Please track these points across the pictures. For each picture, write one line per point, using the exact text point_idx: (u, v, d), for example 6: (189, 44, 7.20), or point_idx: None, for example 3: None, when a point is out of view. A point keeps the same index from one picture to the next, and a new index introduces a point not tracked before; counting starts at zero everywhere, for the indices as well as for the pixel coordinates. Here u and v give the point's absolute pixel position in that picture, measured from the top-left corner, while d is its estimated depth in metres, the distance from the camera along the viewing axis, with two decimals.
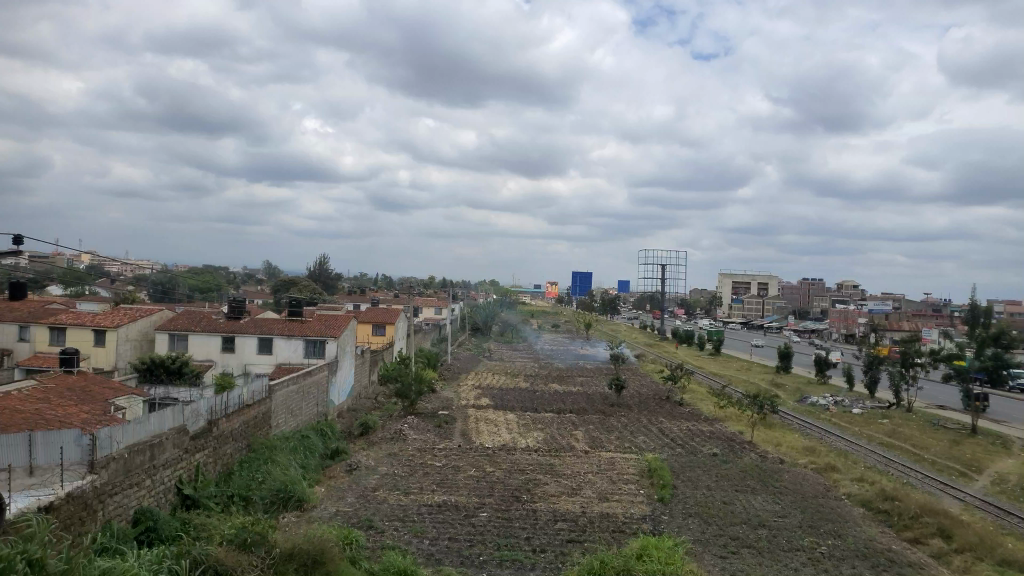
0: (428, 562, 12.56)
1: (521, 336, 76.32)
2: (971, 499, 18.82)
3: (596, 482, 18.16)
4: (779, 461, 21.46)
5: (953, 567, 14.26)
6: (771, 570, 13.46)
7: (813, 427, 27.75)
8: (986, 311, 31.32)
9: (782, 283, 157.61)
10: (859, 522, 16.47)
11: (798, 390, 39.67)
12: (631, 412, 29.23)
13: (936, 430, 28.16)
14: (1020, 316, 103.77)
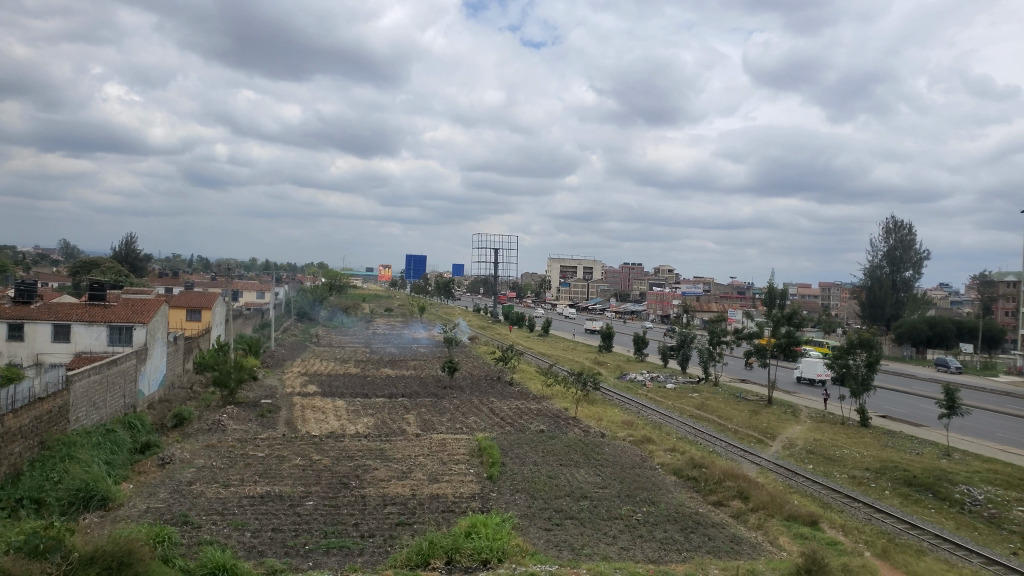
0: (250, 555, 12.06)
1: (352, 320, 74.82)
2: (766, 463, 20.87)
3: (426, 464, 18.24)
4: (600, 435, 22.64)
5: (749, 524, 15.76)
6: (591, 539, 14.20)
7: (632, 402, 29.55)
8: (782, 293, 34.53)
9: (606, 268, 166.06)
10: (671, 489, 17.76)
11: (619, 367, 42.03)
12: (462, 393, 29.70)
13: (738, 402, 30.97)
14: (807, 297, 116.30)
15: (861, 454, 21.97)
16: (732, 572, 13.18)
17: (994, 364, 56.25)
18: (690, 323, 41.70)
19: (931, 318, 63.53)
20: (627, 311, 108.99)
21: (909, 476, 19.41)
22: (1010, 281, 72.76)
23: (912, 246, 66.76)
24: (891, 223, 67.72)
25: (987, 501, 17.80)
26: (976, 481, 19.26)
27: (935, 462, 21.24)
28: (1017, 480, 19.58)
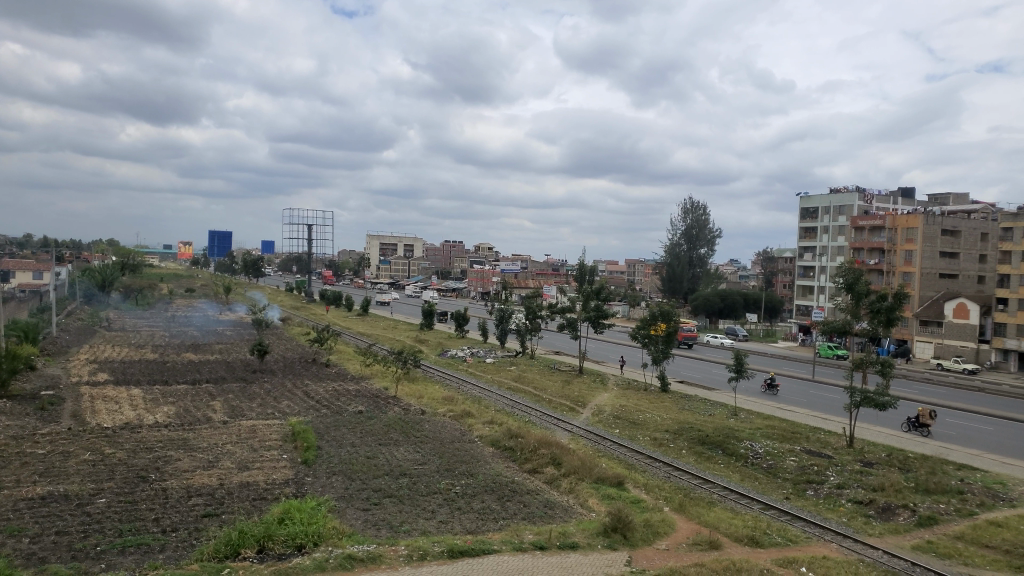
0: (29, 563, 10.86)
1: (150, 302, 69.15)
2: (578, 429, 21.97)
3: (235, 453, 17.36)
4: (420, 412, 22.70)
5: (561, 489, 16.53)
6: (410, 515, 14.23)
7: (452, 377, 29.96)
8: (592, 269, 36.24)
9: (426, 246, 166.13)
10: (488, 460, 18.19)
11: (439, 344, 42.38)
12: (274, 377, 28.60)
13: (552, 373, 32.37)
14: (615, 273, 123.40)
15: (662, 418, 23.71)
16: (546, 535, 13.81)
17: (773, 331, 63.00)
18: (507, 299, 42.77)
19: (722, 291, 69.79)
20: (448, 288, 109.79)
21: (702, 436, 21.24)
22: (787, 257, 81.64)
23: (706, 225, 72.64)
24: (689, 204, 73.14)
25: (765, 453, 19.94)
26: (757, 436, 21.50)
27: (724, 421, 23.42)
28: (789, 433, 22.12)
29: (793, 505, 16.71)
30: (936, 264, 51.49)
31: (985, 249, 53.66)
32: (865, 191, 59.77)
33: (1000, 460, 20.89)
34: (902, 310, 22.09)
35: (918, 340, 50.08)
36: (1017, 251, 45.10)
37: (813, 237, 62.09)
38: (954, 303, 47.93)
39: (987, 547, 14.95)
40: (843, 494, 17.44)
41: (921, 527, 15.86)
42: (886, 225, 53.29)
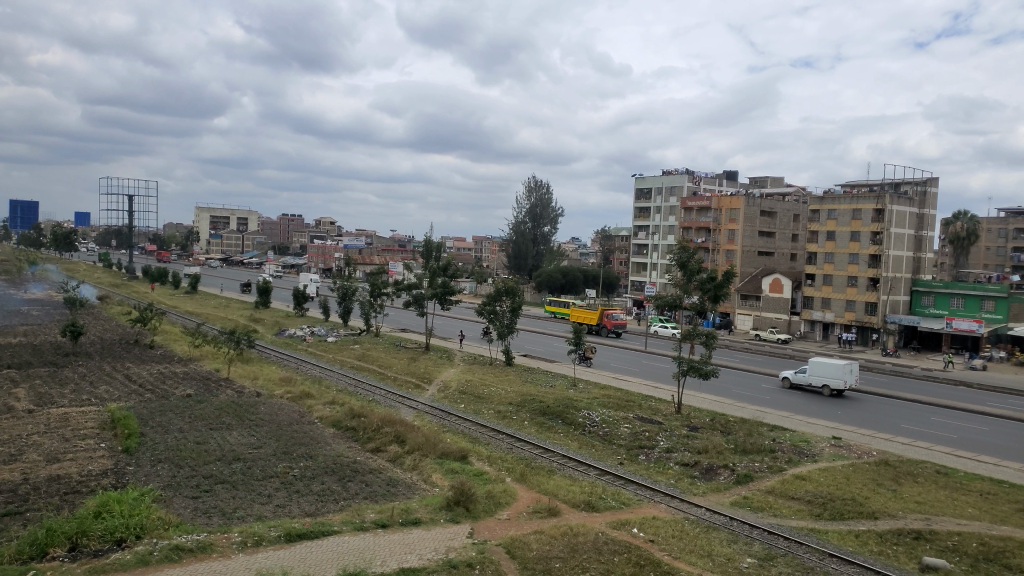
0: None
1: None
2: (423, 406, 21.93)
3: (43, 444, 15.81)
4: (255, 394, 21.73)
5: (405, 466, 16.44)
6: (244, 501, 13.61)
7: (291, 358, 28.96)
8: (439, 246, 36.15)
9: (263, 220, 158.82)
10: (329, 441, 17.74)
11: (276, 323, 40.76)
12: (90, 360, 26.29)
13: (397, 350, 32.09)
14: (459, 250, 124.06)
15: (505, 391, 24.17)
16: (388, 513, 13.69)
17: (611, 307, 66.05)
18: (350, 276, 41.76)
19: (565, 268, 72.24)
20: (288, 265, 105.87)
21: (543, 407, 21.85)
22: (625, 235, 85.53)
23: (549, 203, 74.39)
24: (533, 181, 74.47)
25: (602, 421, 20.85)
26: (594, 406, 22.42)
27: (564, 392, 24.28)
28: (624, 402, 23.27)
29: (627, 469, 17.60)
30: (755, 243, 55.87)
31: (797, 229, 58.90)
32: (694, 173, 63.64)
33: (804, 420, 23.16)
34: (727, 285, 23.59)
35: (739, 313, 54.30)
36: (822, 231, 49.82)
37: (647, 217, 65.41)
38: (769, 279, 52.31)
39: (793, 499, 16.54)
40: (672, 457, 18.60)
41: (739, 484, 17.26)
42: (712, 206, 56.92)
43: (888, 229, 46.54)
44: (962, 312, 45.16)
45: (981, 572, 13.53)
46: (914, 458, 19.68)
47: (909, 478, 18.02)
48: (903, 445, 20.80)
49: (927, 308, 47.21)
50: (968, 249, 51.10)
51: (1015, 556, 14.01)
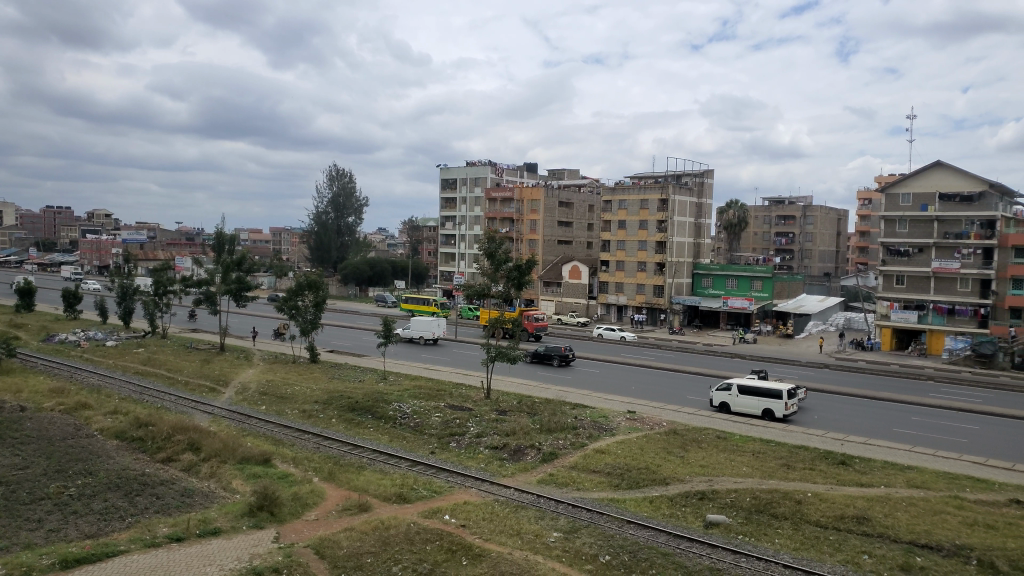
0: None
1: None
2: (219, 410, 20.66)
3: None
4: (19, 409, 19.30)
5: (201, 475, 15.41)
6: (7, 530, 12.06)
7: (63, 366, 26.06)
8: (232, 239, 34.15)
9: (23, 213, 141.05)
10: (112, 454, 16.20)
11: (42, 329, 36.40)
12: None
13: (189, 352, 29.94)
14: (256, 243, 118.03)
15: (311, 388, 23.43)
16: (183, 525, 12.75)
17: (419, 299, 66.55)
18: (131, 273, 38.30)
19: (371, 259, 71.42)
20: (57, 262, 95.01)
21: (351, 403, 21.43)
22: (431, 226, 85.87)
23: (352, 193, 72.94)
24: (334, 170, 72.54)
25: (413, 413, 20.85)
26: (404, 398, 22.35)
27: (373, 386, 23.98)
28: (434, 392, 23.42)
29: (438, 458, 17.69)
30: (555, 232, 58.41)
31: (592, 218, 62.29)
32: (496, 164, 65.24)
33: (602, 397, 24.61)
34: (530, 274, 24.36)
35: (543, 300, 56.58)
36: (615, 221, 53.06)
37: (452, 207, 66.06)
38: (570, 266, 54.93)
39: (594, 472, 17.52)
40: (481, 442, 18.98)
41: (545, 462, 17.97)
42: (514, 196, 58.74)
43: (672, 218, 50.58)
44: (736, 292, 50.24)
45: (753, 523, 15.14)
46: (698, 425, 21.58)
47: (694, 444, 19.74)
48: (689, 415, 22.72)
49: (708, 289, 51.82)
50: (739, 235, 56.84)
51: (781, 505, 15.83)
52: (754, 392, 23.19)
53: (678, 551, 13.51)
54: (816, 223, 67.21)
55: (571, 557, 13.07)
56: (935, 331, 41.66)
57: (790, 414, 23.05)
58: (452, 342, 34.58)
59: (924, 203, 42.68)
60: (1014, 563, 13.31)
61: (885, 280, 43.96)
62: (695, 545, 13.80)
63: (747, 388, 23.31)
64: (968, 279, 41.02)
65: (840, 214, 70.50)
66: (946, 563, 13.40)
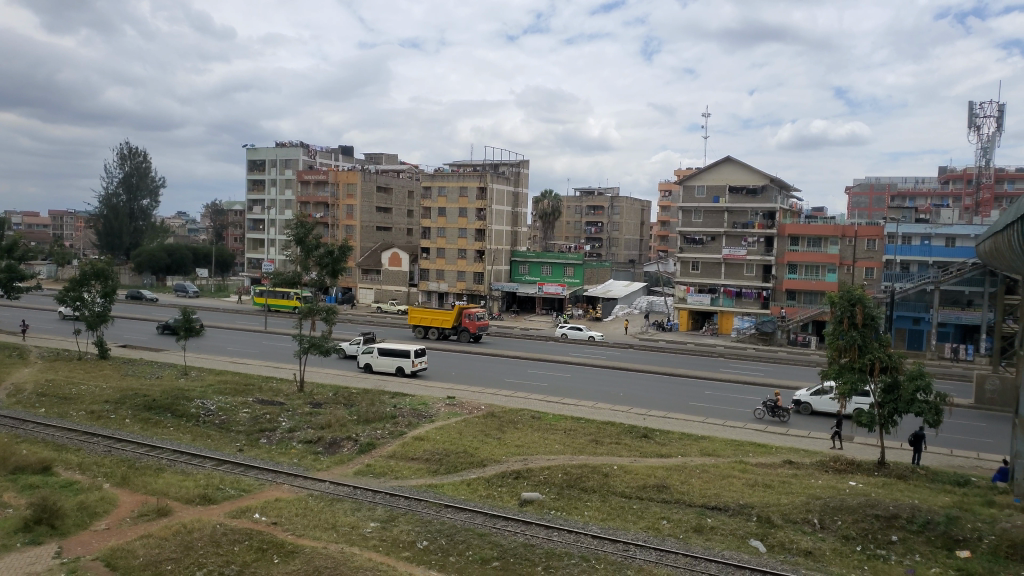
0: None
1: None
2: None
3: None
4: None
5: None
6: None
7: None
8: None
9: None
10: None
11: None
12: None
13: None
14: (32, 228, 105.56)
15: (99, 388, 21.40)
16: None
17: (227, 288, 63.12)
18: None
19: (170, 245, 66.56)
20: None
21: (148, 401, 19.87)
22: (238, 210, 81.47)
23: (148, 173, 67.50)
24: (126, 149, 66.77)
25: (218, 409, 19.70)
26: (209, 394, 21.07)
27: (173, 382, 22.39)
28: (243, 386, 22.27)
29: (246, 456, 16.85)
30: (372, 218, 57.47)
31: (411, 205, 61.98)
32: (308, 146, 62.85)
33: (421, 384, 24.63)
34: (345, 261, 23.78)
35: (361, 287, 55.64)
36: (434, 207, 53.07)
37: (261, 190, 62.99)
38: (388, 253, 54.33)
39: (413, 460, 17.50)
40: (294, 437, 18.33)
41: (362, 453, 17.68)
42: (329, 180, 57.03)
43: (490, 206, 51.54)
44: (550, 278, 52.22)
45: (564, 498, 15.81)
46: (514, 407, 22.22)
47: (511, 426, 20.28)
48: (505, 398, 23.30)
49: (525, 276, 53.34)
50: (553, 223, 58.97)
51: (589, 479, 16.68)
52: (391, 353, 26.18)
53: (494, 531, 13.83)
54: (622, 213, 71.32)
55: (388, 545, 12.97)
56: (725, 312, 45.92)
57: (421, 370, 26.34)
58: (261, 334, 33.09)
59: (715, 195, 46.58)
60: (788, 517, 14.96)
61: (683, 266, 47.50)
62: (511, 523, 14.21)
63: (387, 350, 26.33)
64: (752, 265, 45.39)
65: (644, 205, 75.27)
66: (732, 521, 14.80)
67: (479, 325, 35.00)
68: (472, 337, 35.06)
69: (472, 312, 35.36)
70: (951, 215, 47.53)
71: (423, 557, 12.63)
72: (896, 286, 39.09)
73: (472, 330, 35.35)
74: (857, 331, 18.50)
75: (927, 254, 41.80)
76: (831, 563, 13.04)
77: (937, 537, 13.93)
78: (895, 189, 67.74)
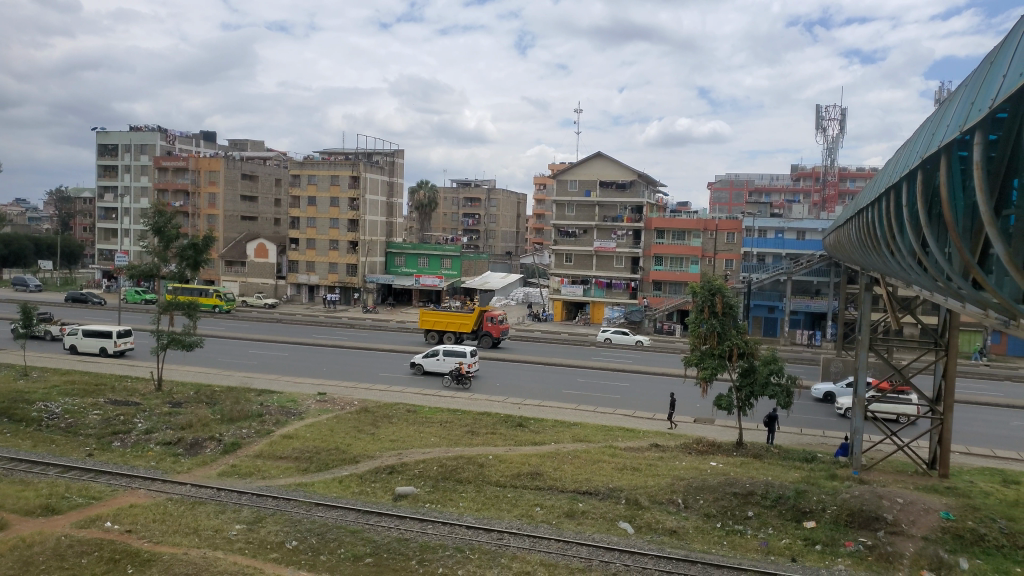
0: None
1: None
2: None
3: None
4: None
5: None
6: None
7: None
8: None
9: None
10: None
11: None
12: None
13: None
14: None
15: None
16: None
17: (74, 282, 58.61)
18: None
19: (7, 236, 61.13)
20: None
21: None
22: (87, 198, 75.90)
23: None
24: None
25: (64, 412, 18.30)
26: (53, 396, 19.50)
27: (10, 384, 20.55)
28: (92, 387, 20.77)
29: (96, 461, 15.71)
30: (238, 207, 55.08)
31: (279, 193, 59.80)
32: (166, 131, 59.36)
33: (290, 380, 23.87)
34: (208, 252, 22.70)
35: (225, 280, 53.13)
36: (304, 196, 51.46)
37: (114, 176, 58.91)
38: (255, 244, 52.19)
39: (282, 458, 16.94)
40: (151, 438, 17.28)
41: (226, 454, 16.92)
42: (189, 167, 54.14)
43: (363, 196, 50.56)
44: (427, 270, 51.96)
45: (439, 490, 15.78)
46: (387, 401, 21.95)
47: (384, 420, 20.01)
48: (380, 392, 22.97)
49: (400, 268, 52.77)
50: (428, 215, 58.65)
51: (464, 470, 16.73)
52: (95, 334, 26.25)
53: (367, 527, 13.62)
54: (498, 206, 71.95)
55: (255, 548, 12.49)
56: (596, 302, 47.27)
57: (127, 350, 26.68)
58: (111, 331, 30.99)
59: (587, 189, 48.05)
60: (654, 498, 15.63)
61: (557, 258, 48.56)
62: (384, 519, 14.02)
63: (92, 330, 26.37)
64: (622, 257, 47.07)
65: (520, 198, 76.33)
66: (602, 504, 15.28)
67: (503, 329, 32.92)
68: (494, 341, 32.90)
69: (493, 317, 32.92)
70: (800, 211, 51.18)
71: (292, 558, 12.24)
72: (753, 276, 41.63)
73: (494, 334, 33.20)
74: (717, 319, 19.52)
75: (780, 248, 45.06)
76: (694, 541, 13.72)
77: (787, 510, 14.95)
78: (752, 186, 72.09)
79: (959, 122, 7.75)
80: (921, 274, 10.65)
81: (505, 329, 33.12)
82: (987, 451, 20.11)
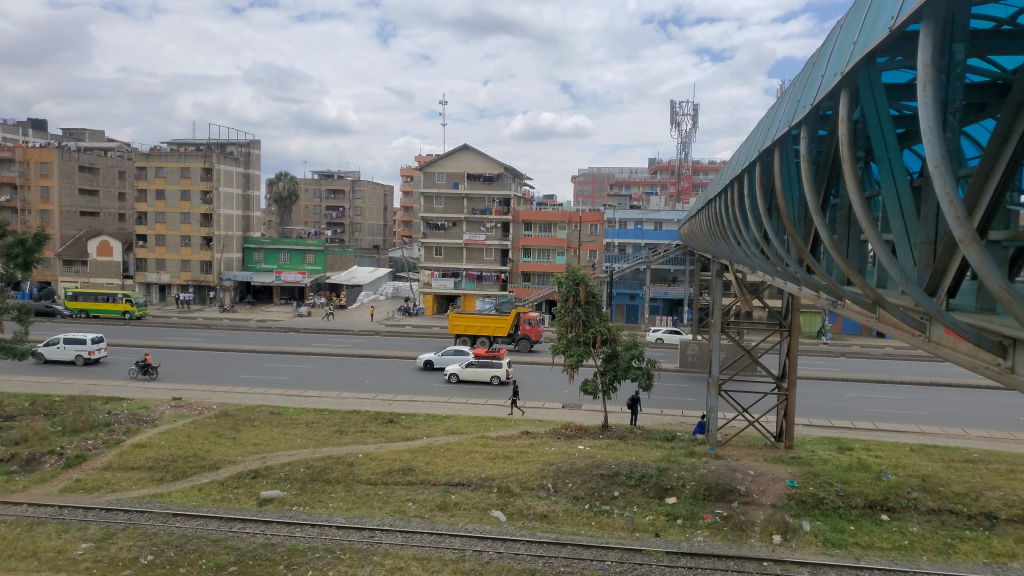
0: None
1: None
2: None
3: None
4: None
5: None
6: None
7: None
8: None
9: None
10: None
11: None
12: None
13: None
14: None
15: None
16: None
17: None
18: None
19: None
20: None
21: None
22: None
23: None
24: None
25: None
26: None
27: None
28: None
29: None
30: (75, 202, 50.98)
31: (123, 187, 55.84)
32: None
33: (141, 386, 22.38)
34: (41, 250, 20.87)
35: (63, 281, 49.01)
36: (151, 190, 48.37)
37: None
38: (96, 242, 48.57)
39: (133, 469, 15.89)
40: None
41: (69, 468, 15.68)
42: (17, 158, 49.48)
43: (217, 189, 48.13)
44: (289, 266, 50.25)
45: (307, 492, 15.32)
46: (249, 404, 21.07)
47: (247, 424, 19.20)
48: (241, 395, 22.01)
49: (260, 264, 50.59)
50: (289, 208, 56.69)
51: (333, 470, 16.34)
52: None
53: (230, 535, 13.03)
54: (363, 198, 70.70)
55: (104, 566, 11.65)
56: (467, 295, 47.35)
57: None
58: None
59: (455, 181, 47.92)
60: (525, 485, 15.91)
61: (426, 251, 48.19)
62: (248, 525, 13.46)
63: None
64: (491, 250, 47.38)
65: (387, 190, 75.38)
66: (474, 494, 15.39)
67: (540, 332, 32.36)
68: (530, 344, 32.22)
69: (529, 317, 32.30)
70: (657, 203, 53.61)
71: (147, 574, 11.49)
72: (616, 265, 43.24)
73: (531, 336, 32.65)
74: (581, 308, 20.10)
75: (640, 238, 47.32)
76: (563, 524, 14.09)
77: (650, 488, 15.64)
78: (614, 179, 74.88)
79: (788, 119, 8.37)
80: (763, 261, 11.38)
81: (540, 332, 32.54)
82: (825, 421, 21.90)
